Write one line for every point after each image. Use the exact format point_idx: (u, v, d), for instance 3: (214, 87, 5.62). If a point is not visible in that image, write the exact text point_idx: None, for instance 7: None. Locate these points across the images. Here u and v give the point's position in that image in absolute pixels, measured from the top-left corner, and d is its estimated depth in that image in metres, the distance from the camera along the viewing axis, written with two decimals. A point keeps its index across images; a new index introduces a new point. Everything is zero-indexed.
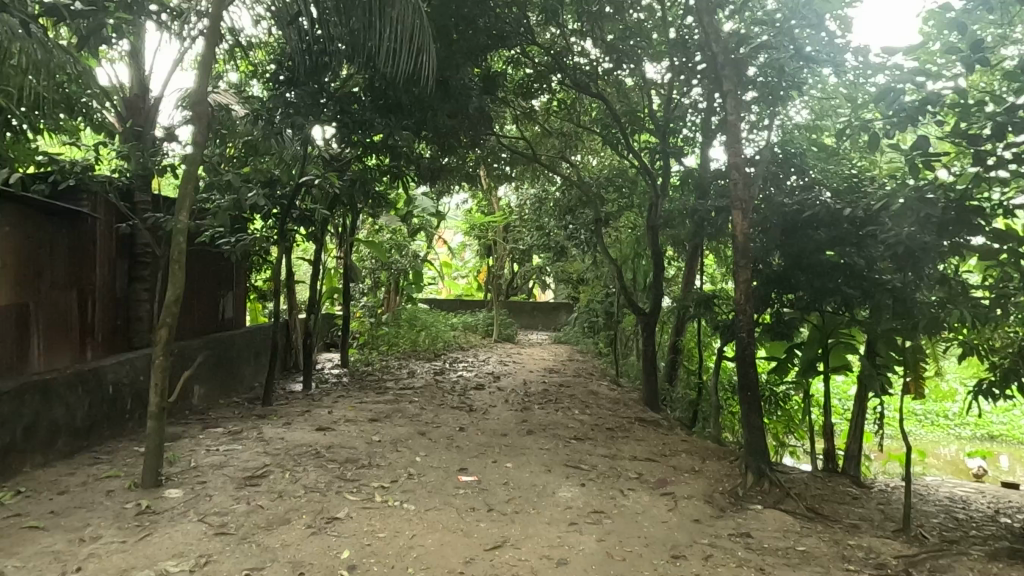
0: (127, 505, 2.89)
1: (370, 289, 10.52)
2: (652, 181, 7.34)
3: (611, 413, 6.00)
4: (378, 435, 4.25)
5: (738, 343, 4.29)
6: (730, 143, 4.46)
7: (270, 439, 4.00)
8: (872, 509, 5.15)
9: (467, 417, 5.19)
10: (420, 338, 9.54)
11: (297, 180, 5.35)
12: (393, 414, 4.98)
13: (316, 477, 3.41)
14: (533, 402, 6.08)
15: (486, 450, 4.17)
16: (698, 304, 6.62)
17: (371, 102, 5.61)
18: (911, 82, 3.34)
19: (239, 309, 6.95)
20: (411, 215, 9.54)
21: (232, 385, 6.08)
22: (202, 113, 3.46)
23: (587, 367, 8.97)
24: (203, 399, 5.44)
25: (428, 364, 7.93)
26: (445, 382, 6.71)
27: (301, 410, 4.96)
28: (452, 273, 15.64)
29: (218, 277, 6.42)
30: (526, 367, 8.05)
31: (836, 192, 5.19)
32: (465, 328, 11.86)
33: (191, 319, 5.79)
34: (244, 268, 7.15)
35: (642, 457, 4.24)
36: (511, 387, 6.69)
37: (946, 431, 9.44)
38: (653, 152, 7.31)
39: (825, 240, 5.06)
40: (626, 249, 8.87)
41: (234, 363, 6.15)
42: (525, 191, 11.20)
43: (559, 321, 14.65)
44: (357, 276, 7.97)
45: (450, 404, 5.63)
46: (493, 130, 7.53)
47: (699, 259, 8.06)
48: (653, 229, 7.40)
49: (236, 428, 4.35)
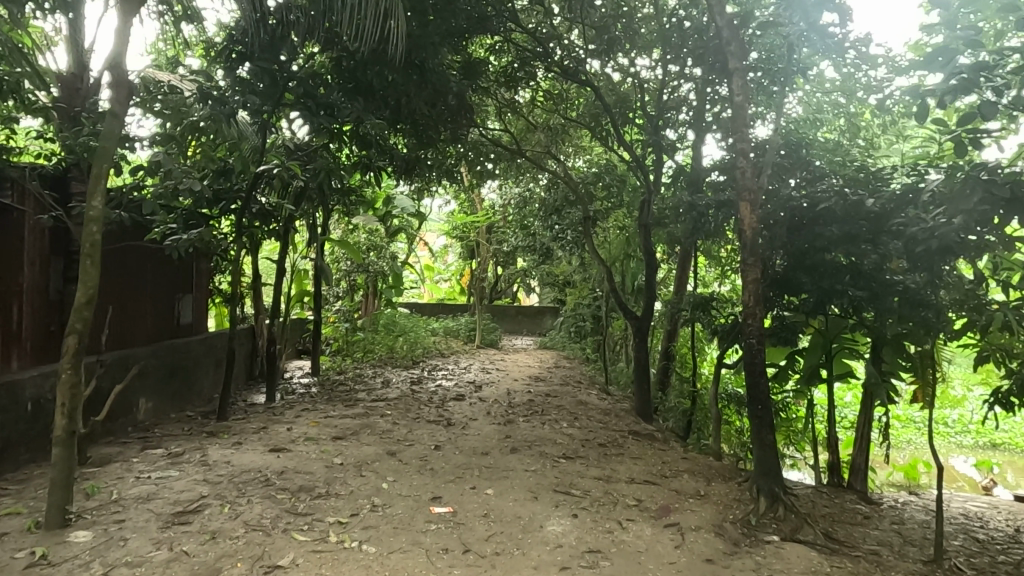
0: (18, 554, 2.36)
1: (346, 293, 9.98)
2: (644, 176, 6.89)
3: (602, 426, 5.53)
4: (340, 457, 3.73)
5: (747, 350, 3.84)
6: (735, 131, 4.03)
7: (213, 463, 3.47)
8: (888, 531, 4.70)
9: (444, 432, 4.68)
10: (398, 344, 9.01)
11: (256, 170, 4.84)
12: (361, 431, 4.45)
13: (261, 510, 2.89)
14: (518, 414, 5.58)
15: (463, 473, 3.67)
16: (694, 308, 6.16)
17: (339, 85, 5.13)
18: (967, 43, 2.83)
19: (198, 313, 6.41)
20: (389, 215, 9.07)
21: (187, 398, 5.54)
22: (120, 77, 2.88)
23: (574, 374, 8.49)
24: (150, 413, 4.90)
25: (404, 373, 7.41)
26: (422, 393, 6.19)
27: (257, 427, 4.43)
28: (433, 276, 15.13)
29: (174, 279, 5.89)
30: (510, 375, 7.57)
31: (845, 180, 4.74)
32: (446, 333, 11.34)
33: (138, 324, 5.23)
34: (204, 269, 6.61)
35: (640, 480, 3.75)
36: (494, 397, 6.19)
37: (946, 440, 9.05)
38: (645, 146, 6.87)
39: (834, 238, 4.63)
40: (615, 250, 8.43)
41: (190, 374, 5.61)
42: (509, 191, 10.79)
43: (544, 326, 14.18)
44: (330, 278, 7.41)
45: (426, 418, 5.12)
46: (474, 123, 7.08)
47: (692, 260, 7.64)
48: (644, 227, 6.96)
49: (178, 449, 3.80)
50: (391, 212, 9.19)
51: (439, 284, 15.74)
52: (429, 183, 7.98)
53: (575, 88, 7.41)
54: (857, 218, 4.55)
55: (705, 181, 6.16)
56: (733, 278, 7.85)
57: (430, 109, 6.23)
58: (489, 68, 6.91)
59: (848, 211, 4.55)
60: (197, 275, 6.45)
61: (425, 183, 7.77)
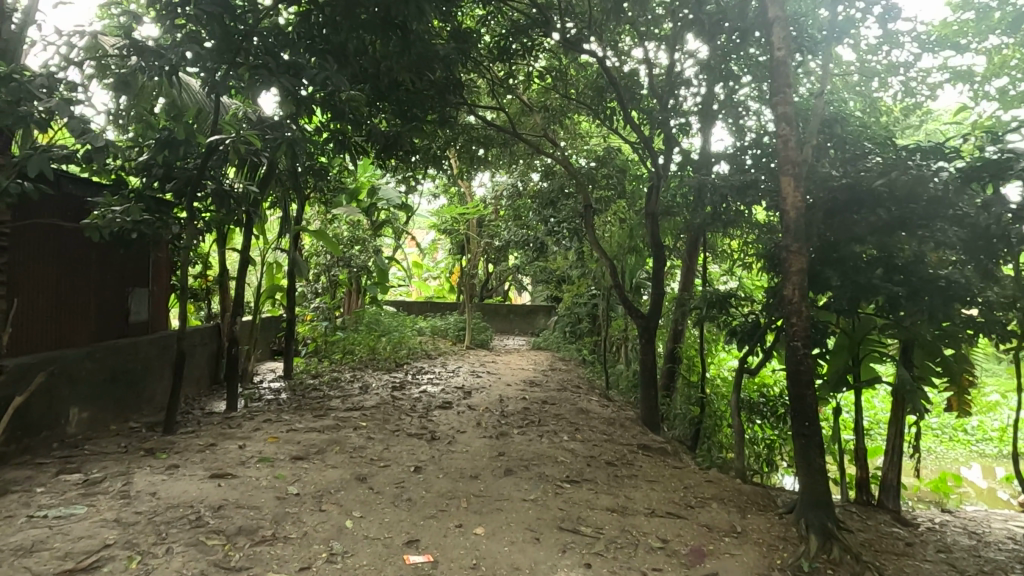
0: None
1: (326, 289, 9.26)
2: (652, 159, 6.23)
3: (607, 439, 4.87)
4: (297, 485, 3.05)
5: (789, 355, 3.20)
6: (774, 94, 3.42)
7: (135, 495, 2.77)
8: (941, 563, 4.07)
9: (427, 450, 4.00)
10: (381, 345, 8.29)
11: (209, 140, 4.17)
12: (328, 449, 3.76)
13: (182, 564, 2.22)
14: (512, 425, 4.92)
15: (447, 505, 3.00)
16: (707, 306, 5.54)
17: (308, 45, 4.45)
18: None
19: (155, 310, 5.71)
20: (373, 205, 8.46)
21: (136, 406, 4.86)
22: None
23: (572, 378, 7.83)
24: (84, 426, 4.21)
25: (386, 376, 6.69)
26: (404, 400, 5.51)
27: (204, 444, 3.74)
28: (422, 273, 14.41)
29: (125, 271, 5.20)
30: (502, 380, 6.88)
31: (888, 157, 4.11)
32: (434, 333, 10.64)
33: (72, 322, 4.54)
34: (163, 261, 5.92)
35: (661, 512, 3.10)
36: (485, 404, 5.52)
37: (968, 448, 8.31)
38: (653, 125, 6.23)
39: (878, 224, 4.00)
40: (617, 244, 7.77)
41: (140, 379, 4.93)
42: (503, 181, 10.13)
43: (537, 325, 13.50)
44: (304, 271, 6.73)
45: (407, 431, 4.44)
46: (464, 101, 6.43)
47: (700, 253, 6.99)
48: (652, 216, 6.31)
49: (99, 474, 3.10)
50: (375, 204, 8.65)
51: (427, 282, 15.05)
52: (414, 169, 7.28)
53: (575, 65, 6.75)
54: (906, 201, 3.91)
55: (716, 166, 5.55)
56: (744, 273, 7.22)
57: (415, 79, 5.55)
58: (479, 39, 6.24)
59: (895, 195, 3.92)
60: (157, 267, 5.74)
61: (408, 168, 7.06)
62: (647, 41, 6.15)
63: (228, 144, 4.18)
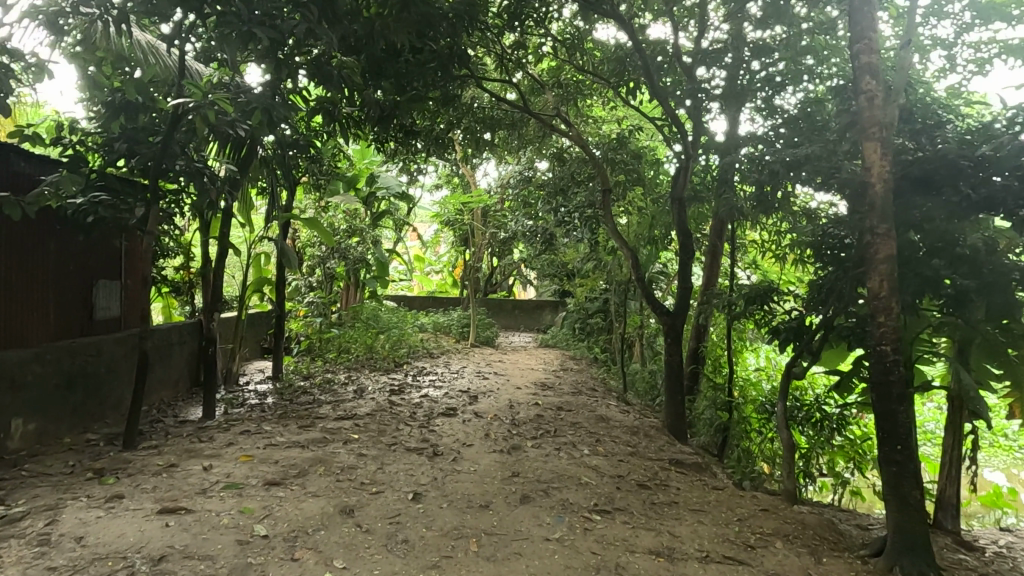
0: None
1: (320, 283, 8.61)
2: (682, 137, 5.59)
3: (634, 454, 4.28)
4: (267, 523, 2.45)
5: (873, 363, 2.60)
6: (856, 39, 2.86)
7: (55, 541, 2.17)
8: None
9: (428, 469, 3.41)
10: (379, 344, 7.68)
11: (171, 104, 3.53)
12: (311, 471, 3.17)
13: None
14: (524, 437, 4.32)
15: (453, 549, 2.41)
16: (743, 300, 4.94)
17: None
18: None
19: (128, 304, 5.11)
20: (374, 195, 8.18)
21: (98, 414, 4.30)
22: None
23: (586, 380, 7.22)
24: (31, 440, 3.68)
25: (384, 378, 6.11)
26: (403, 406, 4.92)
27: (163, 465, 3.13)
28: (423, 267, 13.79)
29: (91, 260, 4.60)
30: (510, 382, 6.27)
31: (973, 127, 3.49)
32: (436, 330, 10.07)
33: (25, 320, 3.97)
34: (139, 250, 5.30)
35: (716, 558, 2.51)
36: (494, 411, 4.93)
37: (1011, 455, 6.95)
38: (682, 99, 5.60)
39: (961, 205, 3.40)
40: (634, 234, 7.16)
41: (103, 383, 4.36)
42: (510, 168, 9.51)
43: (544, 322, 12.91)
44: (294, 263, 6.16)
45: (405, 446, 3.84)
46: (468, 75, 5.81)
47: (729, 243, 6.38)
48: (678, 202, 5.68)
49: (20, 509, 2.49)
50: (375, 191, 8.11)
51: (430, 276, 14.44)
52: (414, 154, 6.68)
53: (593, 36, 6.11)
54: (996, 178, 3.30)
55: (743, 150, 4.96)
56: (774, 266, 6.62)
57: (417, 43, 4.93)
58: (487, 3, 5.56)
59: (981, 171, 3.32)
60: (134, 254, 5.13)
61: (407, 151, 6.43)
62: (670, 9, 5.55)
63: (192, 110, 3.54)
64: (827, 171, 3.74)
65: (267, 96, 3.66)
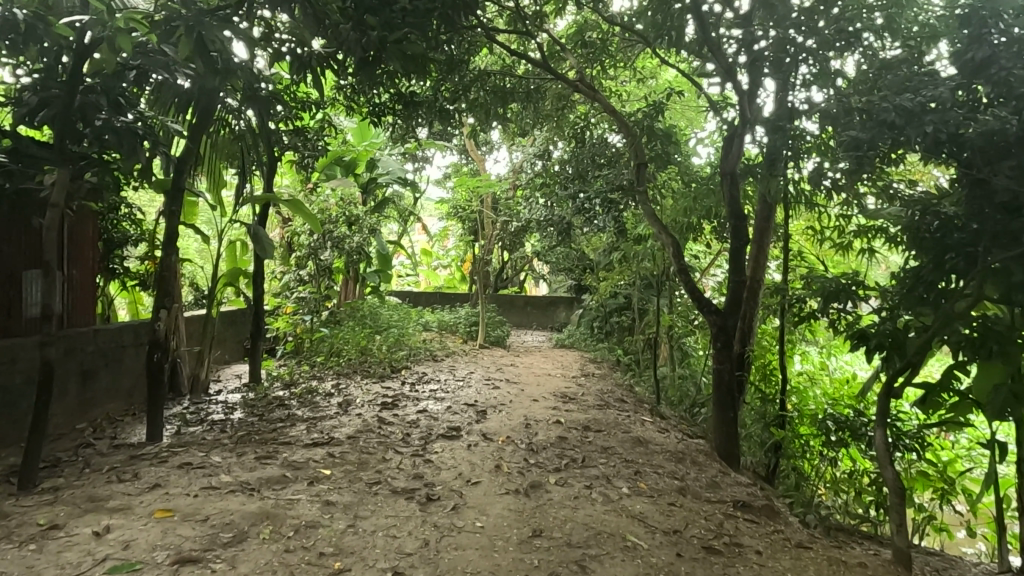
0: None
1: (314, 276, 7.27)
2: (738, 98, 4.59)
3: (683, 493, 3.36)
4: None
5: None
6: None
7: None
8: None
9: (418, 525, 2.51)
10: (374, 345, 6.76)
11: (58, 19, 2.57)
12: (252, 534, 2.27)
13: None
14: (545, 470, 3.40)
15: None
16: (815, 297, 4.00)
17: None
18: None
19: (74, 299, 4.18)
20: (376, 183, 7.64)
21: (9, 437, 3.44)
22: None
23: (611, 389, 6.28)
24: None
25: (378, 387, 5.19)
26: (394, 426, 4.00)
27: (45, 526, 2.22)
28: (431, 260, 12.87)
29: (15, 243, 3.71)
30: (525, 392, 5.33)
31: None
32: (441, 328, 9.18)
33: None
34: (91, 232, 4.38)
35: None
36: (506, 432, 4.00)
37: None
38: (733, 54, 4.62)
39: None
40: (666, 220, 6.22)
41: (19, 398, 3.49)
42: (525, 150, 8.56)
43: (557, 321, 11.98)
44: (268, 249, 5.23)
45: (391, 486, 2.93)
46: (479, 26, 4.83)
47: (784, 231, 5.41)
48: (729, 177, 4.71)
49: None
50: (375, 178, 7.59)
51: (437, 271, 13.49)
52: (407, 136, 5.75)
53: None
54: None
55: (806, 116, 4.02)
56: (833, 258, 5.64)
57: None
58: None
59: None
60: (82, 238, 4.20)
61: (408, 130, 5.53)
62: None
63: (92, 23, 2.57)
64: (954, 123, 2.79)
65: (200, 13, 2.66)
